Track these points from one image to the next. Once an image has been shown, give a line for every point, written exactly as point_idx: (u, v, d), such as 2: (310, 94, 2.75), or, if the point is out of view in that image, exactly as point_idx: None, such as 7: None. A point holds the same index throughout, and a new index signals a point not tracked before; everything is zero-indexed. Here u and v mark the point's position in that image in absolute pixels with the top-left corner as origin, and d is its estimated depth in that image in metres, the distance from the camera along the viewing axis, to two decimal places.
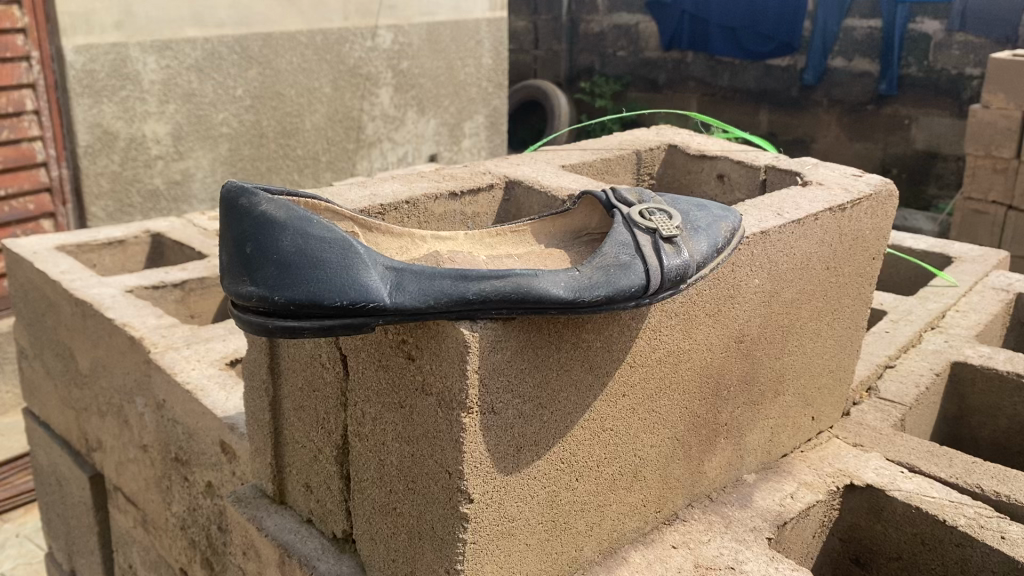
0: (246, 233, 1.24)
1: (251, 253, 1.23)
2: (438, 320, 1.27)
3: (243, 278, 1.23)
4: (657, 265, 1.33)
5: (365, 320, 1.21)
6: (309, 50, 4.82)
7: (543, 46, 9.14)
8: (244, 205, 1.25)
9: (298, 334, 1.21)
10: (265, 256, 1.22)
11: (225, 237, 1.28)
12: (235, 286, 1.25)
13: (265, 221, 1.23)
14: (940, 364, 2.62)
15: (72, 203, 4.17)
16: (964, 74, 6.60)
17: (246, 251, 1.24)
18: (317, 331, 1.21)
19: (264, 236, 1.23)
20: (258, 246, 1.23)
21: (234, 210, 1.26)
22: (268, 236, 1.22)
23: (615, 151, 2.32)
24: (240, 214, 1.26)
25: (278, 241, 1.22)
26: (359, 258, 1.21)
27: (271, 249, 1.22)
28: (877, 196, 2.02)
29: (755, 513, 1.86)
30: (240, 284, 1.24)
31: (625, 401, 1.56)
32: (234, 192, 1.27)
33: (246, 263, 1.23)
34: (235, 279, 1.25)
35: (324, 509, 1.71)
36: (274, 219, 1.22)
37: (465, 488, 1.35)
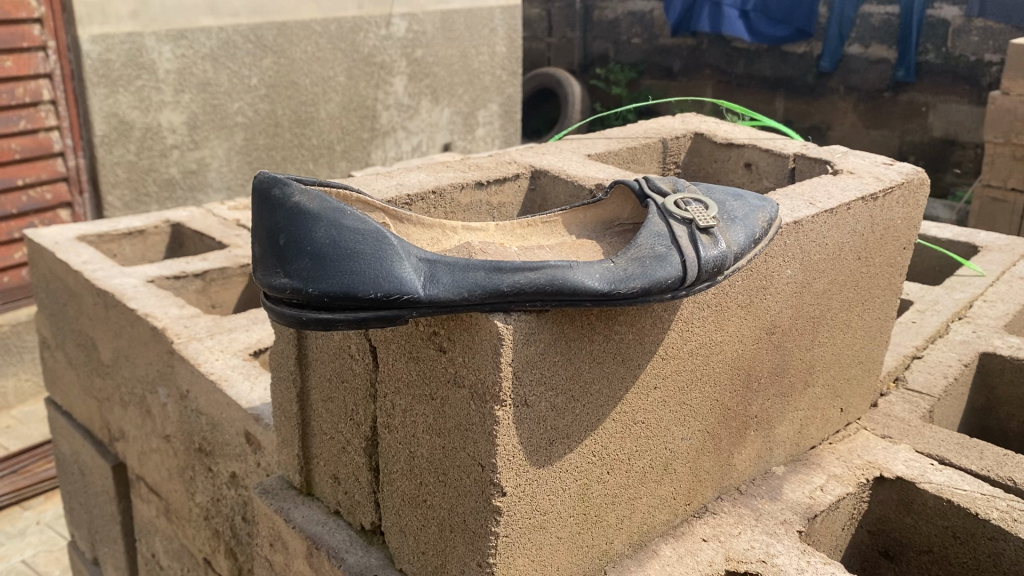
0: (279, 225, 1.23)
1: (285, 245, 1.22)
2: (471, 312, 1.26)
3: (277, 269, 1.22)
4: (694, 257, 1.31)
5: (400, 313, 1.19)
6: (323, 39, 4.80)
7: (558, 34, 9.09)
8: (277, 195, 1.24)
9: (332, 327, 1.20)
10: (299, 248, 1.21)
11: (257, 229, 1.27)
12: (268, 278, 1.23)
13: (299, 212, 1.22)
14: (968, 355, 2.59)
15: (89, 193, 4.19)
16: (983, 60, 6.51)
17: (279, 243, 1.22)
18: (351, 323, 1.19)
19: (297, 227, 1.21)
20: (292, 238, 1.21)
21: (267, 201, 1.25)
22: (302, 229, 1.21)
23: (640, 139, 2.29)
24: (273, 205, 1.24)
25: (312, 232, 1.21)
26: (393, 250, 1.20)
27: (305, 241, 1.20)
28: (909, 184, 1.99)
29: (786, 506, 1.85)
30: (273, 276, 1.22)
31: (657, 393, 1.54)
32: (266, 183, 1.26)
33: (280, 255, 1.22)
34: (268, 271, 1.23)
35: (352, 501, 1.70)
36: (308, 210, 1.21)
37: (497, 480, 1.33)
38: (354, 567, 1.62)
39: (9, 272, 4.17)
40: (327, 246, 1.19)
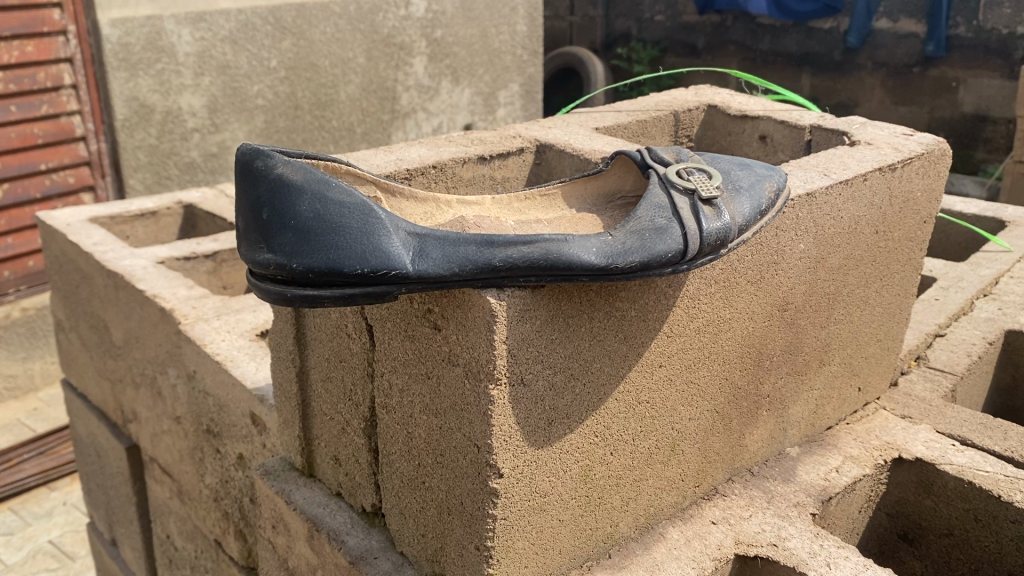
0: (262, 198, 1.19)
1: (268, 219, 1.18)
2: (461, 288, 1.22)
3: (261, 244, 1.18)
4: (696, 228, 1.25)
5: (387, 289, 1.15)
6: (342, 21, 4.75)
7: (580, 13, 8.93)
8: (260, 167, 1.20)
9: (318, 303, 1.16)
10: (282, 221, 1.17)
11: (240, 203, 1.23)
12: (251, 253, 1.20)
13: (282, 184, 1.17)
14: (994, 334, 2.51)
15: (111, 175, 4.19)
16: (1015, 33, 6.30)
17: (263, 217, 1.18)
18: (337, 300, 1.15)
19: (281, 201, 1.17)
20: (275, 211, 1.17)
21: (248, 173, 1.21)
22: (285, 201, 1.17)
23: (651, 112, 2.23)
24: (256, 178, 1.20)
25: (296, 206, 1.17)
26: (380, 223, 1.15)
27: (289, 214, 1.16)
28: (929, 154, 1.92)
29: (799, 488, 1.80)
30: (257, 251, 1.19)
31: (662, 372, 1.50)
32: (248, 154, 1.21)
33: (263, 230, 1.18)
34: (253, 247, 1.20)
35: (352, 483, 1.67)
36: (291, 182, 1.17)
37: (494, 462, 1.29)
38: (354, 549, 1.59)
39: (32, 257, 4.17)
40: (312, 220, 1.15)
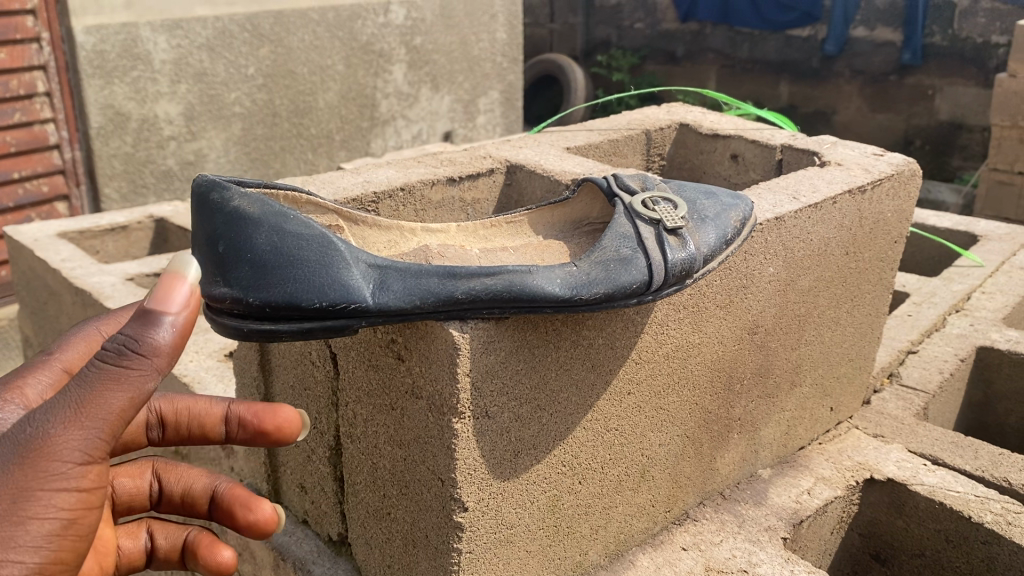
0: (217, 231, 1.16)
1: (224, 252, 1.15)
2: (421, 320, 1.20)
3: (217, 278, 1.16)
4: (661, 258, 1.24)
5: (346, 322, 1.13)
6: (321, 27, 4.58)
7: (559, 19, 8.90)
8: (216, 200, 1.17)
9: (275, 338, 1.13)
10: (238, 255, 1.14)
11: (197, 236, 1.20)
12: (207, 287, 1.17)
13: (239, 217, 1.15)
14: (965, 350, 2.51)
15: (86, 184, 4.05)
16: (989, 42, 6.35)
17: (219, 249, 1.16)
18: (295, 334, 1.13)
19: (237, 233, 1.15)
20: (232, 244, 1.14)
21: (205, 207, 1.18)
22: (241, 234, 1.14)
23: (622, 131, 2.22)
24: (211, 210, 1.18)
25: (252, 239, 1.14)
26: (339, 256, 1.13)
27: (246, 247, 1.14)
28: (898, 175, 1.92)
29: (770, 511, 1.79)
30: (214, 285, 1.16)
31: (631, 399, 1.49)
32: (205, 187, 1.19)
33: (219, 263, 1.15)
34: (208, 280, 1.17)
35: (319, 511, 1.64)
36: (247, 214, 1.14)
37: (458, 495, 1.27)
38: None
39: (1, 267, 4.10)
40: (269, 252, 1.13)
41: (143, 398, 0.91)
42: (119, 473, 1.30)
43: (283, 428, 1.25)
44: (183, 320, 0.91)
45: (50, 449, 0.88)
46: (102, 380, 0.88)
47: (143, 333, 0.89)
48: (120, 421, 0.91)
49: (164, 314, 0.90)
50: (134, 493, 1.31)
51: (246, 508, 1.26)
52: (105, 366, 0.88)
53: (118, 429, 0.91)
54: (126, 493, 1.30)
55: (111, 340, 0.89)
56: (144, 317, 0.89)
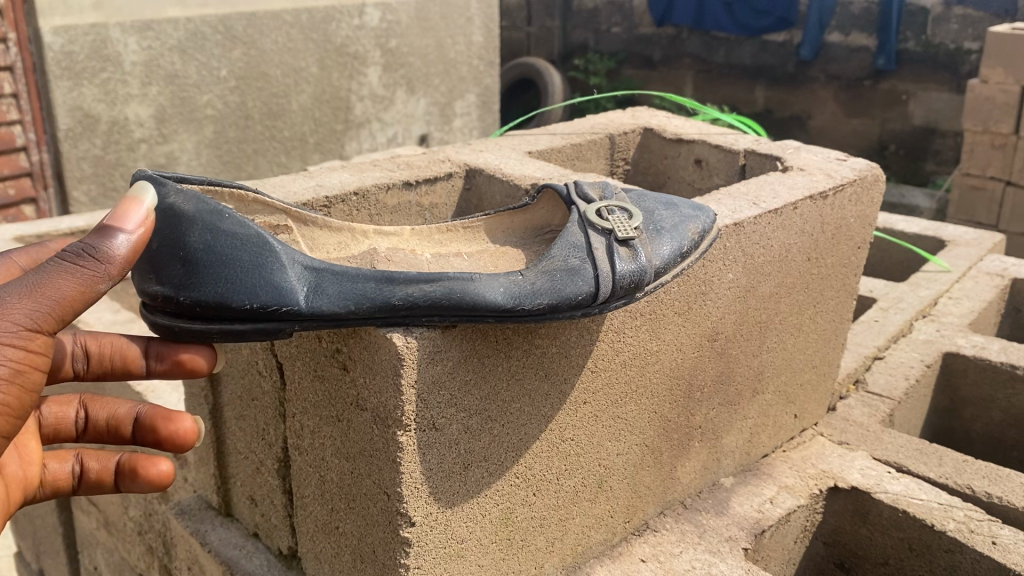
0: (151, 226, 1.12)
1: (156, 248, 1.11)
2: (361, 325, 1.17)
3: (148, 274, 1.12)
4: (610, 270, 1.20)
5: (279, 325, 1.10)
6: (294, 30, 4.18)
7: (537, 22, 8.68)
8: (150, 195, 1.13)
9: (207, 339, 1.11)
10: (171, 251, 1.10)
11: None
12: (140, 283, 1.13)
13: (172, 213, 1.11)
14: (932, 356, 2.51)
15: (54, 187, 3.71)
16: (962, 48, 6.41)
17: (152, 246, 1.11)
18: (226, 335, 1.10)
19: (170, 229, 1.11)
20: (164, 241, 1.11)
21: None
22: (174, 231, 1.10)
23: (586, 135, 2.18)
24: None
25: (185, 236, 1.10)
26: (274, 257, 1.10)
27: (178, 245, 1.10)
28: (861, 181, 1.90)
29: (732, 521, 1.76)
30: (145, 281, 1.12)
31: (587, 409, 1.45)
32: (140, 180, 1.14)
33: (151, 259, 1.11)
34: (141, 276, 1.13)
35: (269, 524, 1.60)
36: (180, 211, 1.10)
37: (404, 510, 1.24)
38: None
39: None
40: (201, 252, 1.09)
41: (92, 296, 1.01)
42: (48, 401, 1.33)
43: (184, 436, 1.29)
44: (140, 233, 1.04)
45: (5, 312, 0.97)
46: (61, 267, 0.99)
47: (103, 237, 1.02)
48: (69, 310, 1.01)
49: (121, 229, 1.03)
50: (60, 420, 1.33)
51: (165, 422, 1.30)
52: (65, 262, 1.00)
53: (65, 318, 1.01)
54: (52, 419, 1.33)
55: (72, 245, 1.01)
56: (107, 226, 1.02)
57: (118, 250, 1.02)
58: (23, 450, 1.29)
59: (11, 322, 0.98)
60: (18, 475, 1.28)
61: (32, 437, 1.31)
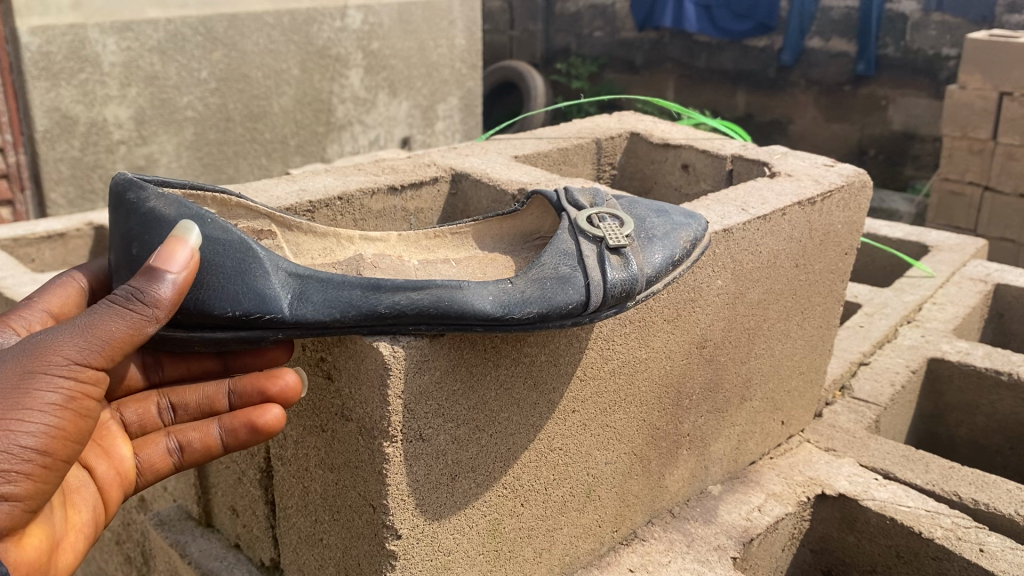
0: (132, 232, 1.09)
1: (137, 255, 1.08)
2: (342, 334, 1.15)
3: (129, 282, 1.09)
4: (600, 278, 1.18)
5: (263, 332, 1.09)
6: (276, 32, 4.14)
7: (520, 26, 8.68)
8: (131, 200, 1.10)
9: (189, 346, 1.10)
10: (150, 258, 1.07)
11: (111, 234, 1.14)
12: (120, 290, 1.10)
13: (153, 220, 1.08)
14: (917, 361, 2.50)
15: (31, 189, 3.64)
16: (941, 54, 6.45)
17: (132, 252, 1.09)
18: (209, 343, 1.10)
19: (150, 236, 1.08)
20: (144, 247, 1.08)
21: (120, 205, 1.11)
22: (154, 236, 1.08)
23: (573, 140, 2.17)
24: (126, 210, 1.10)
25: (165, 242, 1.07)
26: (257, 263, 1.08)
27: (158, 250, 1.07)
28: (849, 187, 1.89)
29: (720, 530, 1.74)
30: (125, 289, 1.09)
31: (576, 418, 1.43)
32: (121, 185, 1.12)
33: (131, 266, 1.09)
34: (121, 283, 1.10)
35: (251, 535, 1.56)
36: (162, 217, 1.08)
37: (390, 522, 1.21)
38: None
39: None
40: None
41: (140, 338, 1.00)
42: (125, 402, 1.19)
43: (291, 388, 1.19)
44: (186, 274, 1.02)
45: (50, 357, 0.97)
46: (110, 309, 0.98)
47: (150, 280, 0.99)
48: (116, 353, 0.99)
49: (166, 272, 1.01)
50: (144, 418, 1.20)
51: (270, 377, 1.18)
52: (112, 308, 0.98)
53: (112, 360, 1.00)
54: (135, 418, 1.19)
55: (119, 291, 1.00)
56: (152, 269, 1.00)
57: (165, 291, 1.00)
58: (113, 454, 1.17)
59: (59, 368, 0.97)
60: (111, 475, 1.17)
61: (119, 438, 1.18)
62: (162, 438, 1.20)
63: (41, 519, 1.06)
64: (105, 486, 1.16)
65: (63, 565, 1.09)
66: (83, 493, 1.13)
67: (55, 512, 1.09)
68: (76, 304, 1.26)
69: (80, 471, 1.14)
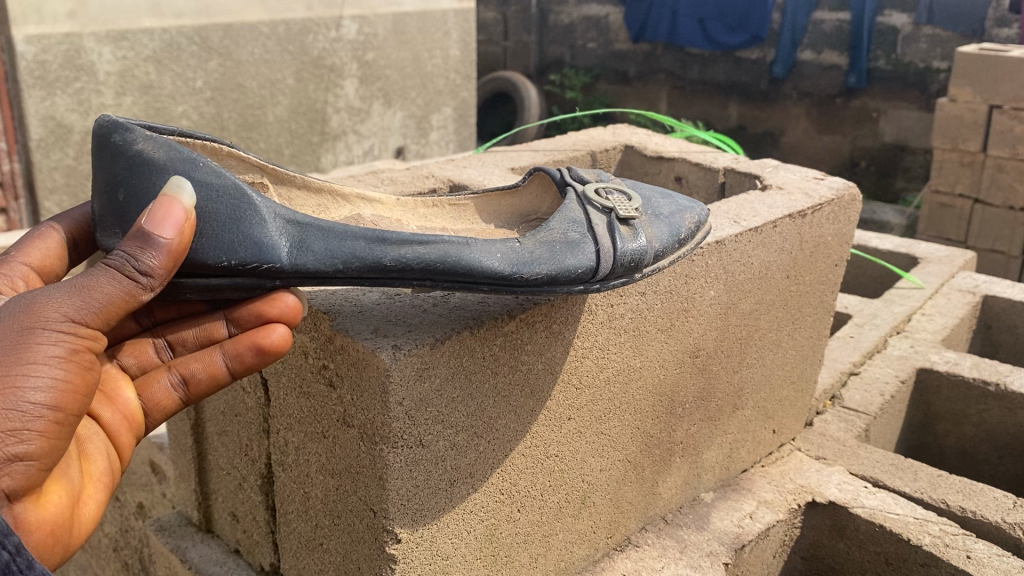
0: (118, 176, 1.05)
1: (123, 200, 1.05)
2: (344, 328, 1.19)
3: (115, 229, 1.06)
4: (610, 246, 1.19)
5: (259, 281, 1.07)
6: (271, 41, 4.17)
7: (513, 37, 8.73)
8: (117, 142, 1.06)
9: (180, 295, 1.07)
10: (138, 204, 1.04)
11: (95, 179, 1.10)
12: (105, 239, 1.07)
13: (141, 163, 1.05)
14: (906, 371, 2.54)
15: (25, 198, 3.55)
16: (931, 67, 6.54)
17: (118, 197, 1.05)
18: (202, 291, 1.07)
19: (138, 180, 1.04)
20: (131, 193, 1.04)
21: (105, 148, 1.07)
22: (143, 181, 1.04)
23: (568, 152, 2.19)
24: (111, 152, 1.06)
25: (154, 185, 1.04)
26: (252, 210, 1.05)
27: (146, 195, 1.04)
28: (839, 200, 1.93)
29: (712, 536, 1.77)
30: (112, 237, 1.06)
31: (571, 425, 1.46)
32: (106, 127, 1.07)
33: (119, 213, 1.05)
34: (106, 231, 1.07)
35: (251, 540, 1.59)
36: (151, 159, 1.04)
37: (391, 526, 1.24)
38: None
39: None
40: None
41: (133, 305, 0.94)
42: (123, 348, 1.13)
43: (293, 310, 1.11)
44: (179, 238, 0.96)
45: (40, 320, 0.90)
46: (104, 275, 0.92)
47: (144, 246, 0.93)
48: (109, 318, 0.94)
49: (159, 236, 0.94)
50: (143, 362, 1.14)
51: (267, 300, 1.10)
52: (106, 274, 0.92)
53: (104, 325, 0.94)
54: (135, 362, 1.14)
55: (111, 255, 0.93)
56: (145, 233, 0.93)
57: (158, 258, 0.94)
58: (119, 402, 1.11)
59: (49, 331, 0.90)
60: (119, 420, 1.11)
61: (122, 382, 1.12)
62: (163, 374, 1.13)
63: (57, 475, 1.00)
64: (114, 432, 1.11)
65: (83, 519, 1.04)
66: (93, 442, 1.08)
67: (72, 466, 1.03)
68: (57, 256, 1.20)
69: (89, 421, 1.09)
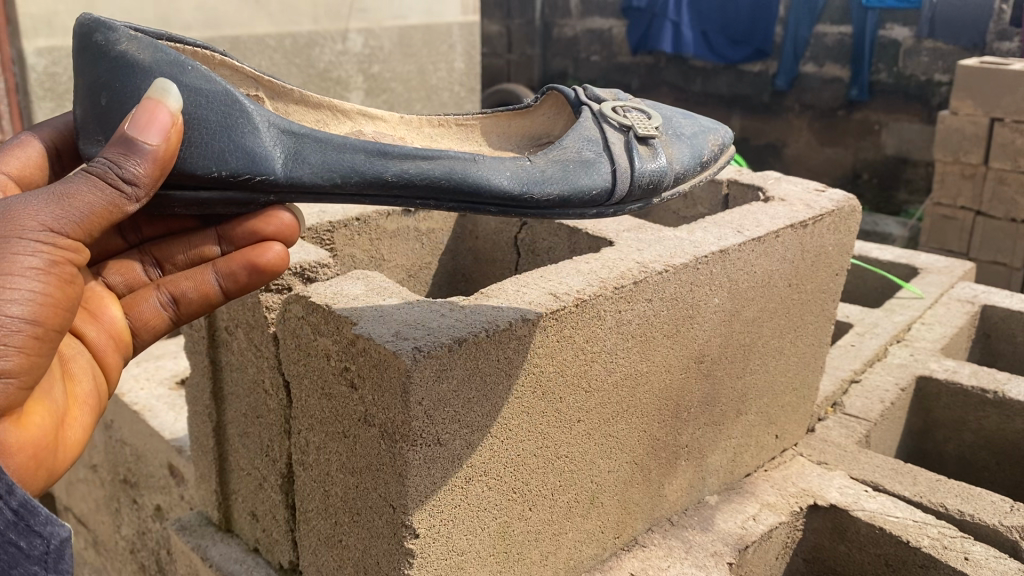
0: (101, 79, 1.10)
1: (106, 104, 1.09)
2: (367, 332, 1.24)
3: (96, 134, 1.09)
4: (627, 166, 1.26)
5: (251, 195, 1.13)
6: (278, 55, 3.82)
7: (517, 51, 8.81)
8: (99, 42, 1.11)
9: (167, 209, 1.12)
10: (121, 108, 1.08)
11: (77, 85, 1.13)
12: (84, 146, 1.10)
13: (125, 63, 1.09)
14: (906, 379, 2.59)
15: None
16: (932, 80, 6.56)
17: (101, 102, 1.10)
18: (191, 204, 1.12)
19: (121, 82, 1.09)
20: (114, 96, 1.09)
21: (88, 50, 1.12)
22: (127, 82, 1.09)
23: None
24: (94, 55, 1.11)
25: (139, 87, 1.09)
26: (243, 116, 1.12)
27: (130, 96, 1.08)
28: (839, 212, 1.99)
29: (717, 537, 1.83)
30: (92, 143, 1.10)
31: (580, 427, 1.52)
32: (88, 29, 1.12)
33: (101, 117, 1.09)
34: (87, 136, 1.10)
35: (270, 539, 1.64)
36: (135, 61, 1.09)
37: (410, 522, 1.29)
38: None
39: None
40: None
41: (116, 214, 0.97)
42: (110, 266, 1.25)
43: (286, 229, 1.23)
44: (162, 144, 1.00)
45: (23, 225, 0.91)
46: (86, 182, 0.94)
47: (128, 153, 0.96)
48: (92, 227, 0.95)
49: (143, 143, 0.98)
50: (131, 279, 1.26)
51: (263, 218, 1.21)
52: (87, 179, 0.94)
53: (86, 233, 0.96)
54: (121, 279, 1.25)
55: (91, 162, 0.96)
56: (130, 139, 0.96)
57: (142, 165, 0.97)
58: (107, 319, 1.21)
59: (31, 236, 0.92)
60: (106, 339, 1.21)
61: (109, 300, 1.23)
62: (152, 293, 1.26)
63: (41, 392, 1.04)
64: (103, 351, 1.19)
65: (70, 441, 1.07)
66: (77, 361, 1.15)
67: (55, 388, 1.07)
68: (36, 167, 1.26)
69: (74, 341, 1.16)
